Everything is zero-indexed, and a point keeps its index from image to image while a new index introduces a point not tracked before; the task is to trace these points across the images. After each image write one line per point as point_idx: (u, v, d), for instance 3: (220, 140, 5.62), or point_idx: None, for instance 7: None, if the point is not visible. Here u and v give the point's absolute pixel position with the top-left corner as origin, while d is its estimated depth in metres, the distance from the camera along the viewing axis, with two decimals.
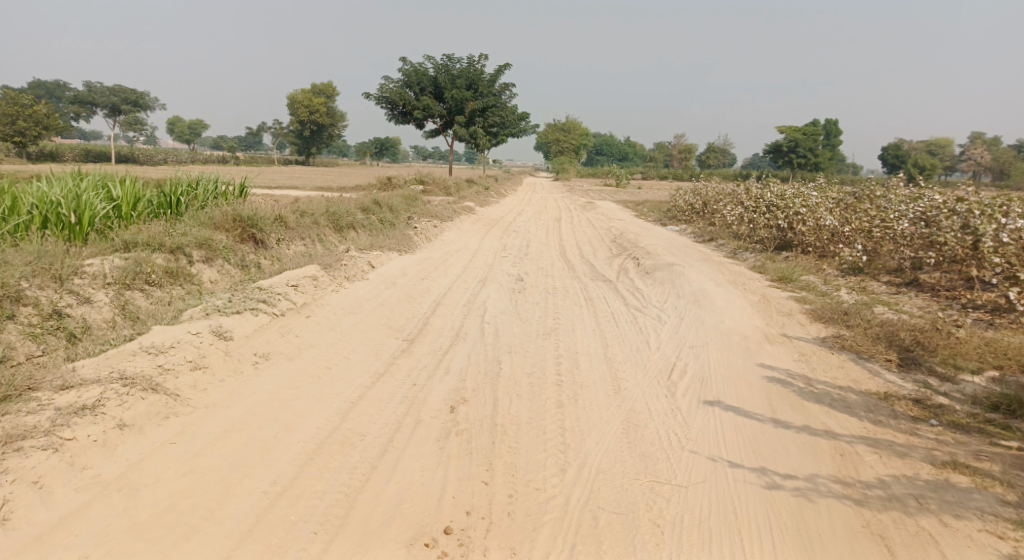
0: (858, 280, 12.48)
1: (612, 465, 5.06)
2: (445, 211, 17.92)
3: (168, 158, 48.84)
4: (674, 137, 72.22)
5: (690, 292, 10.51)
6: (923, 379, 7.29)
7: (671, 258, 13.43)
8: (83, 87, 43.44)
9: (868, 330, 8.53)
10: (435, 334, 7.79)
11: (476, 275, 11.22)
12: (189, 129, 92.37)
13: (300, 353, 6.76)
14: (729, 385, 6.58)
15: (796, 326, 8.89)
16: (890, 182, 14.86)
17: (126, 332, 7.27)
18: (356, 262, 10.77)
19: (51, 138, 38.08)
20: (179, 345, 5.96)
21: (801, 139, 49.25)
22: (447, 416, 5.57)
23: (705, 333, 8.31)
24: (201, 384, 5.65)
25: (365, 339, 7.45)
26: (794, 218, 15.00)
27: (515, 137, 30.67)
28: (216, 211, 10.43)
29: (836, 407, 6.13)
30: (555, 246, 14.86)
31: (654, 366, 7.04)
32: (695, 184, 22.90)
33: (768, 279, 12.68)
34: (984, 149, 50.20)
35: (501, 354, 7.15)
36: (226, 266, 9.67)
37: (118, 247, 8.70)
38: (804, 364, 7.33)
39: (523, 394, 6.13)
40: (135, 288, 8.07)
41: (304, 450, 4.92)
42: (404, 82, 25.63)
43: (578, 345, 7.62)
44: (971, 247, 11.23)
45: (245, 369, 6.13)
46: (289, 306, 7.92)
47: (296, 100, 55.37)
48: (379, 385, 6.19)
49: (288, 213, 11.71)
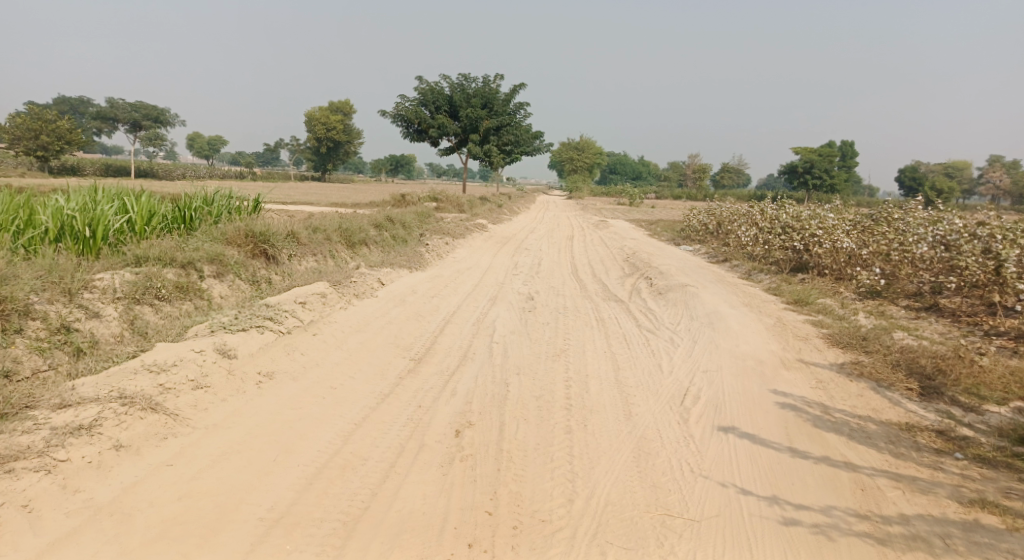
0: (877, 304, 12.24)
1: (621, 496, 4.88)
2: (457, 229, 17.85)
3: (187, 173, 49.29)
4: (689, 156, 72.13)
5: (704, 314, 10.33)
6: (946, 409, 7.07)
7: (685, 279, 13.24)
8: (104, 102, 43.97)
9: (888, 356, 8.32)
10: (443, 354, 7.66)
11: (487, 293, 11.10)
12: (208, 144, 93.40)
13: (305, 373, 6.64)
14: (745, 412, 6.39)
15: (813, 351, 8.68)
16: (909, 205, 14.65)
17: (134, 348, 7.18)
18: (366, 279, 10.69)
19: (72, 153, 38.54)
20: (181, 363, 5.86)
21: (817, 159, 49.01)
22: (452, 441, 5.42)
23: (720, 357, 8.12)
24: (202, 404, 5.54)
25: (372, 358, 7.32)
26: (810, 240, 14.77)
27: (529, 155, 30.67)
28: (229, 226, 10.38)
29: (856, 438, 5.93)
30: (568, 265, 14.72)
31: (666, 391, 6.86)
32: (710, 204, 22.73)
33: (784, 301, 12.47)
34: (1003, 172, 49.72)
35: (510, 376, 7.00)
36: (237, 281, 9.59)
37: (129, 261, 8.65)
38: (822, 392, 7.12)
39: (530, 418, 5.97)
40: (145, 303, 7.99)
41: (303, 474, 4.79)
42: (419, 100, 25.73)
43: (589, 367, 7.45)
44: (993, 272, 11.00)
45: (248, 388, 6.02)
46: (296, 323, 7.82)
47: (314, 117, 55.85)
48: (384, 407, 6.06)
49: (300, 229, 11.65)
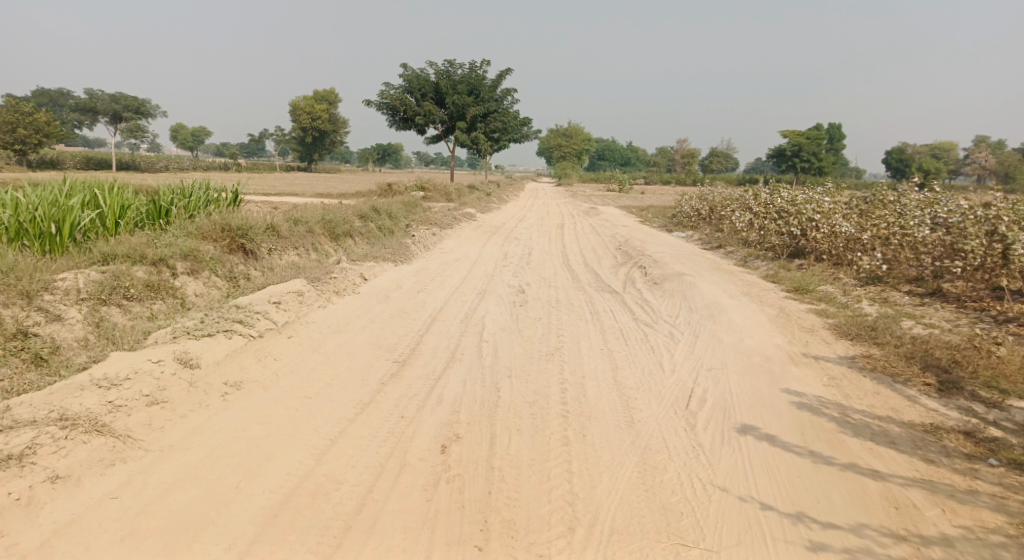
0: (879, 291, 11.74)
1: (627, 522, 4.38)
2: (445, 219, 17.24)
3: (169, 164, 48.24)
4: (677, 141, 71.52)
5: (703, 305, 9.82)
6: (967, 405, 6.57)
7: (681, 267, 12.69)
8: (82, 93, 42.90)
9: (900, 348, 7.81)
10: (428, 355, 7.10)
11: (475, 286, 10.54)
12: (192, 135, 91.85)
13: (277, 381, 6.06)
14: (757, 415, 5.87)
15: (820, 344, 8.17)
16: (903, 188, 14.16)
17: (98, 353, 6.56)
18: (347, 274, 10.09)
19: (51, 146, 37.49)
20: (135, 376, 5.28)
21: (805, 143, 48.62)
22: (437, 459, 4.87)
23: (724, 354, 7.59)
24: (157, 421, 4.98)
25: (351, 362, 6.76)
26: (807, 225, 14.24)
27: (517, 142, 30.01)
28: (204, 220, 9.74)
29: (879, 442, 5.42)
30: (560, 255, 14.16)
31: (670, 393, 6.33)
32: (701, 189, 22.18)
33: (783, 289, 11.96)
34: (990, 153, 49.47)
35: (501, 379, 6.45)
36: (213, 278, 8.95)
37: (96, 259, 8.03)
38: (835, 390, 6.60)
39: (524, 429, 5.44)
40: (111, 304, 7.39)
41: (267, 504, 4.27)
42: (404, 87, 25.01)
43: (585, 368, 6.92)
44: (1000, 256, 10.53)
45: (211, 401, 5.45)
46: (269, 326, 7.23)
47: (298, 106, 54.84)
48: (363, 419, 5.50)
49: (280, 222, 11.02)
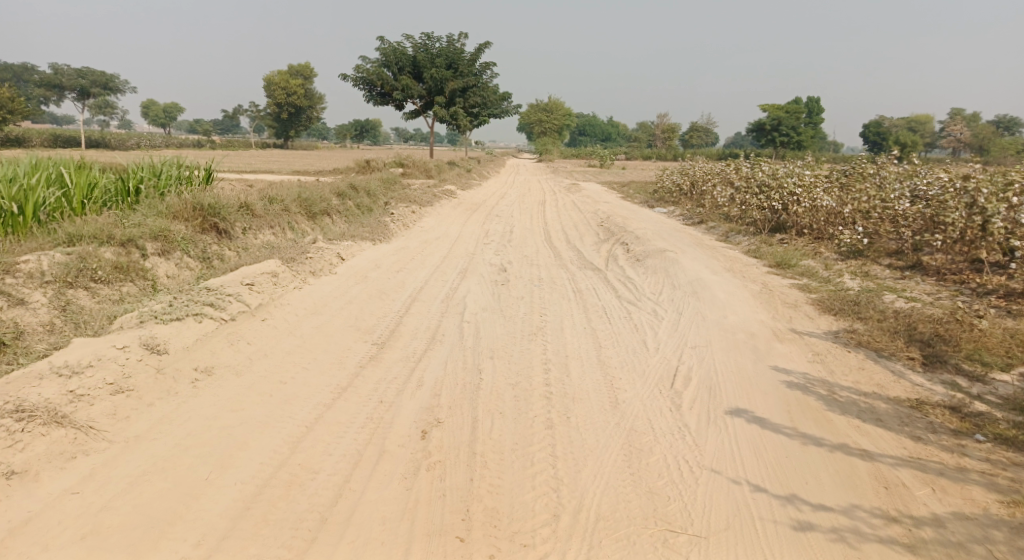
0: (860, 265, 11.67)
1: (613, 508, 4.25)
2: (424, 196, 16.98)
3: (142, 142, 47.23)
4: (657, 117, 71.20)
5: (686, 282, 9.69)
6: (951, 380, 6.49)
7: (663, 244, 12.56)
8: (48, 69, 41.71)
9: (883, 323, 7.73)
10: (407, 337, 6.91)
11: (456, 265, 10.34)
12: (165, 112, 90.02)
13: (249, 366, 5.85)
14: (743, 394, 5.76)
15: (804, 320, 8.07)
16: (882, 160, 14.08)
17: (65, 338, 6.32)
18: (323, 254, 9.83)
19: (17, 123, 36.55)
20: (98, 363, 5.05)
21: (784, 117, 48.61)
22: (417, 445, 4.71)
23: (708, 331, 7.47)
24: (122, 411, 4.76)
25: (328, 345, 6.56)
26: (788, 199, 14.13)
27: (497, 118, 29.63)
28: (175, 199, 9.43)
29: (866, 420, 5.33)
30: (542, 232, 13.96)
31: (655, 372, 6.21)
32: (682, 163, 22.01)
33: (765, 264, 11.87)
34: (966, 126, 49.72)
35: (482, 361, 6.29)
36: (185, 259, 8.66)
37: (61, 241, 7.73)
38: (820, 367, 6.51)
39: (506, 412, 5.28)
40: (78, 287, 7.11)
41: (239, 496, 4.09)
42: (381, 61, 24.52)
43: (569, 347, 6.77)
44: (980, 228, 10.48)
45: (181, 389, 5.24)
46: (242, 308, 6.99)
47: (273, 81, 53.84)
48: (340, 404, 5.32)
49: (255, 200, 10.71)
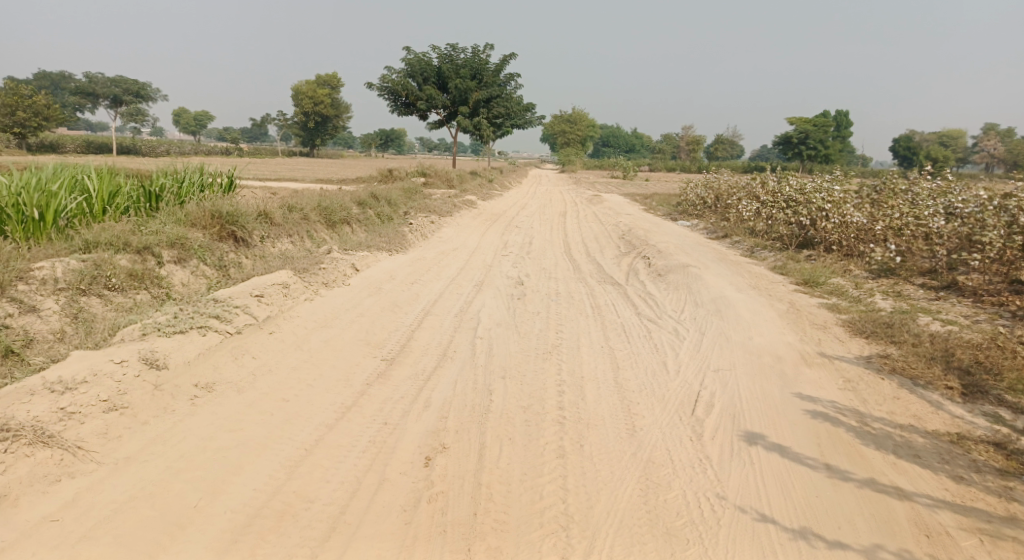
0: (891, 284, 11.22)
1: (627, 551, 4.00)
2: (445, 206, 16.78)
3: (171, 149, 47.75)
4: (682, 129, 70.57)
5: (709, 300, 9.36)
6: (993, 412, 6.09)
7: (686, 258, 12.21)
8: (82, 77, 42.39)
9: (919, 348, 7.32)
10: (418, 353, 6.66)
11: (472, 278, 10.09)
12: (194, 119, 91.14)
13: (252, 382, 5.64)
14: (769, 423, 5.43)
15: (834, 343, 7.69)
16: (914, 175, 13.61)
17: (73, 348, 6.19)
18: (338, 264, 9.63)
19: (50, 130, 37.12)
20: (93, 379, 4.86)
21: (811, 130, 47.90)
22: (419, 474, 4.49)
23: (732, 353, 7.13)
24: (114, 429, 4.58)
25: (337, 360, 6.34)
26: (816, 215, 13.68)
27: (520, 128, 29.44)
28: (193, 206, 9.28)
29: (902, 456, 4.97)
30: (562, 245, 13.66)
31: (676, 397, 5.89)
32: (707, 176, 21.62)
33: (792, 282, 11.47)
34: (998, 141, 48.62)
35: (494, 381, 6.02)
36: (202, 267, 8.49)
37: (77, 247, 7.60)
38: (852, 396, 6.14)
39: (516, 438, 5.01)
40: (91, 294, 6.97)
41: (227, 527, 3.94)
42: (406, 71, 24.47)
43: (585, 368, 6.47)
44: (1020, 248, 10.01)
45: (178, 406, 5.04)
46: (248, 321, 6.79)
47: (300, 90, 54.28)
48: (343, 425, 5.09)
49: (274, 208, 10.55)
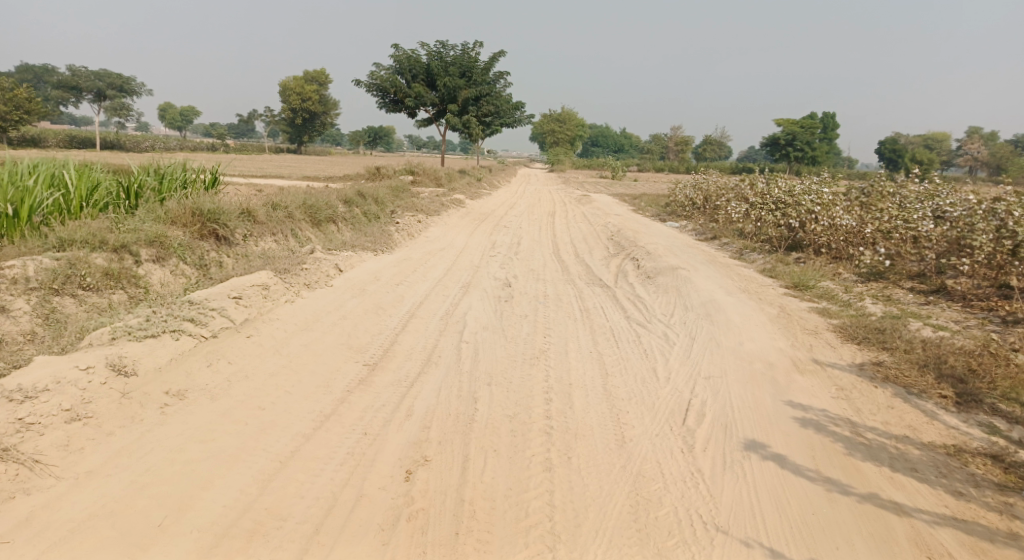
0: (881, 288, 11.09)
1: None
2: (433, 205, 16.54)
3: (156, 145, 47.16)
4: (671, 129, 70.58)
5: (699, 304, 9.18)
6: (988, 422, 5.93)
7: (676, 261, 12.03)
8: (67, 71, 41.79)
9: (911, 355, 7.16)
10: (401, 358, 6.44)
11: (459, 279, 9.87)
12: (181, 114, 90.30)
13: (227, 389, 5.40)
14: (763, 434, 5.25)
15: (825, 349, 7.52)
16: (902, 179, 13.51)
17: (43, 351, 5.95)
18: (321, 265, 9.38)
19: (33, 124, 36.52)
20: (56, 387, 4.67)
21: (798, 132, 48.06)
22: (400, 489, 4.34)
23: (723, 360, 6.95)
24: (76, 441, 4.42)
25: (317, 365, 6.12)
26: (805, 217, 13.53)
27: (509, 127, 29.22)
28: (174, 203, 8.99)
29: (899, 469, 4.81)
30: (550, 245, 13.46)
31: (667, 405, 5.71)
32: (695, 177, 21.49)
33: (782, 285, 11.32)
34: (982, 145, 48.92)
35: (479, 388, 5.81)
36: (181, 266, 8.20)
37: (51, 245, 7.31)
38: (846, 405, 5.97)
39: (502, 450, 4.82)
40: (64, 294, 6.71)
41: (192, 549, 3.82)
42: (395, 68, 24.20)
43: (573, 375, 6.27)
44: (1011, 253, 9.90)
45: (147, 415, 4.82)
46: (225, 324, 6.54)
47: (288, 86, 53.79)
48: (321, 435, 4.88)
49: (257, 206, 10.28)
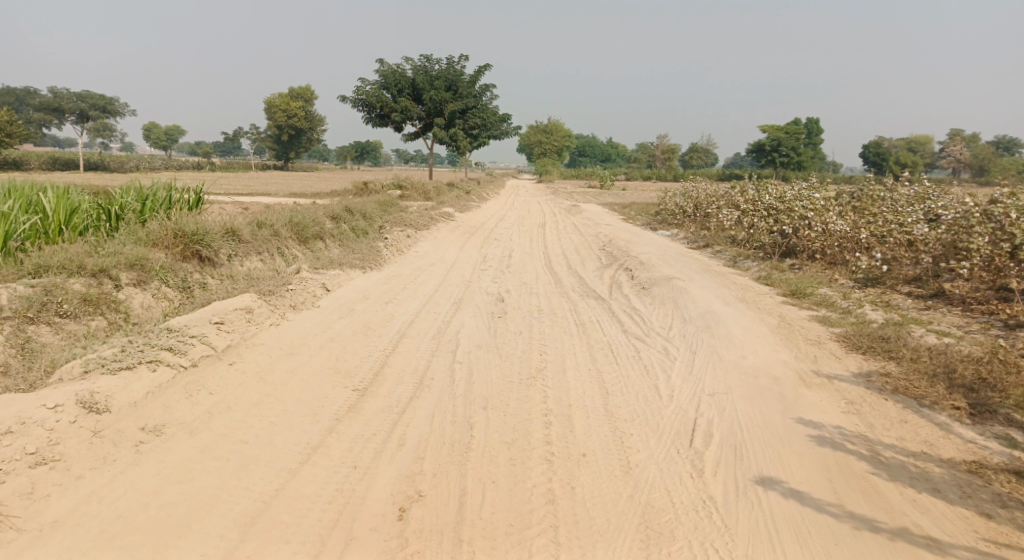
0: (878, 293, 10.79)
1: None
2: (422, 219, 16.25)
3: (141, 165, 46.70)
4: (657, 138, 70.66)
5: (697, 315, 8.92)
6: (1006, 434, 5.66)
7: (670, 270, 11.77)
8: (49, 93, 41.37)
9: (919, 364, 6.88)
10: (391, 382, 6.14)
11: (450, 295, 9.58)
12: (167, 134, 89.95)
13: (208, 422, 5.06)
14: (776, 455, 4.98)
15: (830, 359, 7.24)
16: (892, 183, 13.31)
17: (17, 383, 5.64)
18: (307, 285, 9.06)
19: (16, 147, 36.07)
20: (20, 429, 4.42)
21: (784, 138, 48.18)
22: (392, 529, 4.10)
23: (727, 375, 6.68)
24: (42, 487, 4.19)
25: (304, 392, 5.81)
26: (798, 223, 13.27)
27: (496, 139, 29.00)
28: (156, 225, 8.66)
29: (921, 490, 4.57)
30: (542, 257, 13.18)
31: (672, 425, 5.44)
32: (684, 185, 21.31)
33: (779, 293, 11.05)
34: (965, 147, 49.09)
35: (475, 412, 5.51)
36: (164, 289, 7.85)
37: (26, 272, 6.96)
38: (857, 420, 5.71)
39: (501, 481, 4.55)
40: (40, 322, 6.38)
41: None
42: (380, 83, 23.98)
43: (572, 395, 5.99)
44: (1010, 255, 9.63)
45: (121, 455, 4.53)
46: (206, 352, 6.19)
47: (273, 104, 53.48)
48: (307, 470, 4.57)
49: (242, 225, 9.97)
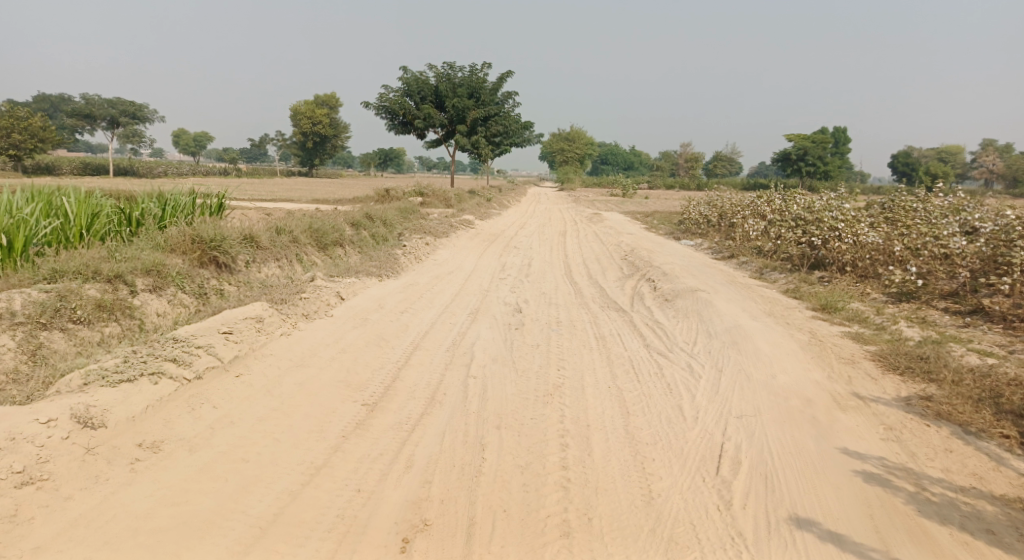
0: (913, 309, 10.32)
1: None
2: (442, 227, 16.00)
3: (168, 170, 47.04)
4: (682, 146, 70.04)
5: (723, 330, 8.55)
6: None
7: (695, 282, 11.40)
8: (80, 99, 41.86)
9: (962, 386, 6.47)
10: (402, 397, 5.87)
11: (467, 305, 9.30)
12: (195, 140, 91.09)
13: (209, 438, 4.83)
14: (811, 486, 4.65)
15: (865, 380, 6.86)
16: (926, 194, 12.82)
17: (23, 393, 5.45)
18: (321, 293, 8.83)
19: (47, 153, 36.50)
20: (9, 445, 4.21)
21: (810, 147, 47.44)
22: None
23: (755, 395, 6.33)
24: (26, 510, 3.97)
25: (311, 406, 5.55)
26: (828, 234, 12.77)
27: (517, 147, 28.75)
28: (173, 230, 8.48)
29: (972, 533, 4.24)
30: (563, 267, 12.87)
31: (698, 450, 5.12)
32: (708, 194, 20.89)
33: (808, 307, 10.62)
34: (997, 158, 48.02)
35: (488, 432, 5.22)
36: (179, 295, 7.66)
37: (42, 276, 6.78)
38: (898, 449, 5.35)
39: (513, 510, 4.27)
40: (52, 329, 6.19)
41: None
42: (403, 90, 23.89)
43: (592, 414, 5.68)
44: None
45: (113, 474, 4.31)
46: (212, 363, 5.97)
47: (299, 111, 53.76)
48: (309, 494, 4.32)
49: (260, 231, 9.78)
